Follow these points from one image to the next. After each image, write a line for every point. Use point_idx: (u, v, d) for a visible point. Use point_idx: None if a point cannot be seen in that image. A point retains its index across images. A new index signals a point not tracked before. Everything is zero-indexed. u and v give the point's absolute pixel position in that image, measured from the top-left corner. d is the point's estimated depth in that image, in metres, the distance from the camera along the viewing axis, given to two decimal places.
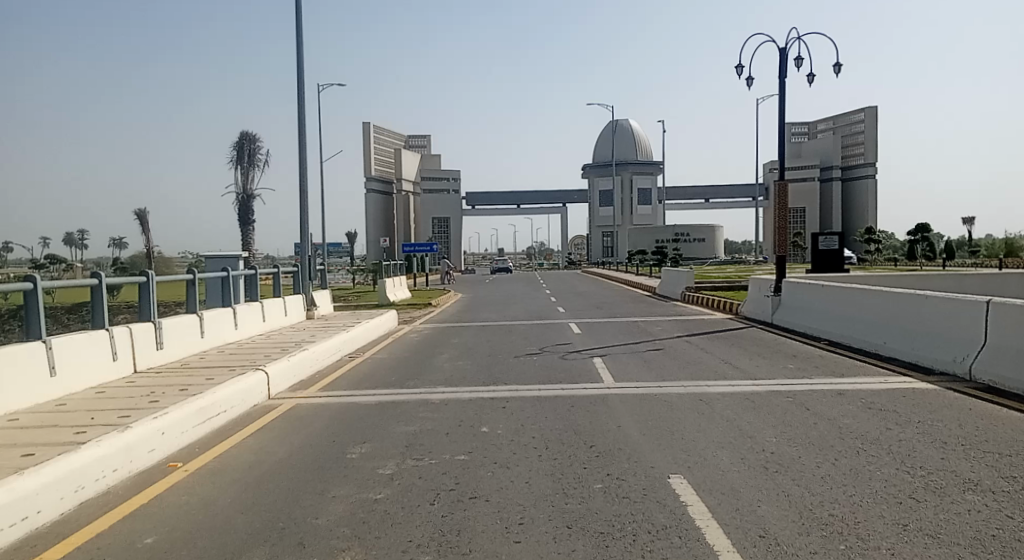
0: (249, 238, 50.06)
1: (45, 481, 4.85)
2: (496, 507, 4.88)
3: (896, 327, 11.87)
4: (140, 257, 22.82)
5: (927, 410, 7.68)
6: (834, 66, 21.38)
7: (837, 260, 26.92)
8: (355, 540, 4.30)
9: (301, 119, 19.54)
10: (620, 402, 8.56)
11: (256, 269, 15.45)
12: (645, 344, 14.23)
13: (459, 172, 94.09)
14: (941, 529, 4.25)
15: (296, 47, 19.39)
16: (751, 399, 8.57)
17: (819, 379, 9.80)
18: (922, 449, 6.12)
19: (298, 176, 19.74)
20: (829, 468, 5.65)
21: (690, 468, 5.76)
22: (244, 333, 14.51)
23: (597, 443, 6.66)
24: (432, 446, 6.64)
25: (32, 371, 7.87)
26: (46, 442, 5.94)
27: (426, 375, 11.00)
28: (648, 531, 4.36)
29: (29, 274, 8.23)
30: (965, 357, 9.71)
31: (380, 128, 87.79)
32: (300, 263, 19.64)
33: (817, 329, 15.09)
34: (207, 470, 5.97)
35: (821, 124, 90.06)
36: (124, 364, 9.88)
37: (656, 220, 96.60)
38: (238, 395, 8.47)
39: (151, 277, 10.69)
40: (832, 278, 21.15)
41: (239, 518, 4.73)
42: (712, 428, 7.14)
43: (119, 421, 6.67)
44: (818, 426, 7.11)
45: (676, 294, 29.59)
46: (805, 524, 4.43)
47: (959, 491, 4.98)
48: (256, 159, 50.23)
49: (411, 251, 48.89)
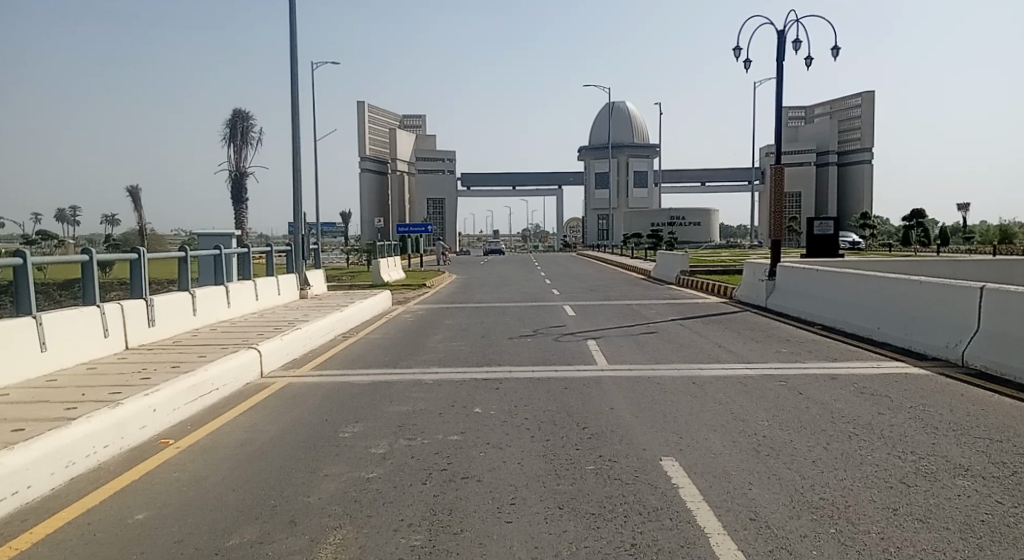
0: (242, 217, 49.81)
1: (34, 456, 4.82)
2: (488, 488, 4.88)
3: (890, 313, 11.90)
4: (132, 233, 22.66)
5: (919, 396, 7.72)
6: (832, 49, 21.22)
7: (832, 245, 26.94)
8: (347, 518, 4.29)
9: (295, 96, 19.35)
10: (613, 384, 8.57)
11: (249, 248, 15.37)
12: (640, 327, 14.24)
13: (454, 153, 93.61)
14: (931, 513, 4.27)
15: (290, 23, 19.15)
16: (744, 383, 8.59)
17: (812, 364, 9.83)
18: (913, 434, 6.15)
19: (292, 153, 19.57)
20: (821, 452, 5.67)
21: (682, 451, 5.77)
22: (238, 312, 14.46)
23: (590, 424, 6.67)
24: (425, 426, 6.64)
25: (22, 347, 7.82)
26: (35, 417, 5.90)
27: (420, 356, 10.98)
28: (639, 513, 4.37)
29: (17, 249, 8.15)
30: (958, 343, 9.76)
31: (375, 107, 87.14)
32: (293, 242, 19.55)
33: (810, 314, 15.12)
34: (199, 447, 5.95)
35: (818, 108, 89.73)
36: (116, 340, 9.83)
37: (651, 203, 96.46)
38: (230, 373, 8.44)
39: (142, 254, 10.62)
40: (827, 263, 21.17)
41: (231, 495, 4.71)
42: (704, 411, 7.16)
43: (110, 397, 6.64)
44: (810, 410, 7.14)
45: (671, 278, 29.62)
46: (796, 507, 4.44)
47: (949, 476, 5.01)
48: (249, 137, 49.82)
49: (406, 232, 48.72)
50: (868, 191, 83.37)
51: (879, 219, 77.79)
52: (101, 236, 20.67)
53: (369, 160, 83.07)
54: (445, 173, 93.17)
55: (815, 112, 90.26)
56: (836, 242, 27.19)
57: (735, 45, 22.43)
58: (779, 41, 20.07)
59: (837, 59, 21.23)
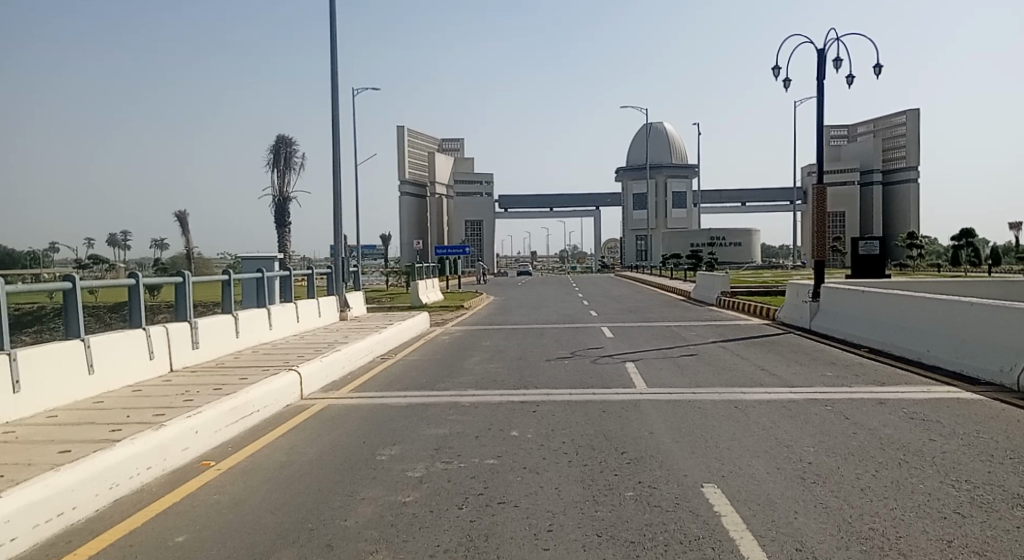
0: (284, 241, 50.78)
1: (80, 477, 4.94)
2: (525, 513, 4.82)
3: (940, 335, 11.49)
4: (179, 258, 23.27)
5: (973, 421, 7.41)
6: (876, 67, 20.87)
7: (878, 265, 26.22)
8: (383, 543, 4.27)
9: (335, 123, 19.77)
10: (653, 408, 8.39)
11: (291, 271, 15.64)
12: (679, 349, 14.00)
13: (491, 176, 94.37)
14: (989, 546, 4.06)
15: (331, 55, 19.64)
16: (788, 408, 8.34)
17: (859, 388, 9.50)
18: (967, 462, 5.88)
19: (333, 179, 19.96)
20: (870, 480, 5.46)
21: (724, 478, 5.61)
22: (278, 334, 14.67)
23: (628, 449, 6.56)
24: (461, 449, 6.63)
25: (71, 369, 8.07)
26: (82, 439, 6.04)
27: (457, 378, 10.98)
28: (680, 541, 4.25)
29: (67, 274, 8.41)
30: (1013, 367, 9.35)
31: (414, 132, 88.54)
32: (332, 264, 19.81)
33: (857, 336, 14.67)
34: (238, 470, 6.02)
35: (862, 126, 88.03)
36: (161, 363, 10.07)
37: (691, 224, 95.50)
38: (270, 396, 8.54)
39: (188, 278, 10.89)
40: (874, 283, 20.60)
41: (270, 518, 4.73)
42: (747, 436, 6.98)
43: (153, 419, 6.77)
44: (857, 436, 6.92)
45: (710, 299, 29.17)
46: (844, 538, 4.27)
47: (1007, 506, 4.76)
48: (292, 162, 50.91)
49: (444, 254, 48.95)
50: (916, 211, 81.08)
51: (927, 239, 75.63)
52: (151, 260, 21.27)
53: (409, 183, 84.17)
54: (484, 196, 93.96)
55: (858, 130, 88.54)
56: (882, 263, 26.46)
57: (774, 64, 22.24)
58: (819, 60, 19.81)
59: (880, 76, 20.87)
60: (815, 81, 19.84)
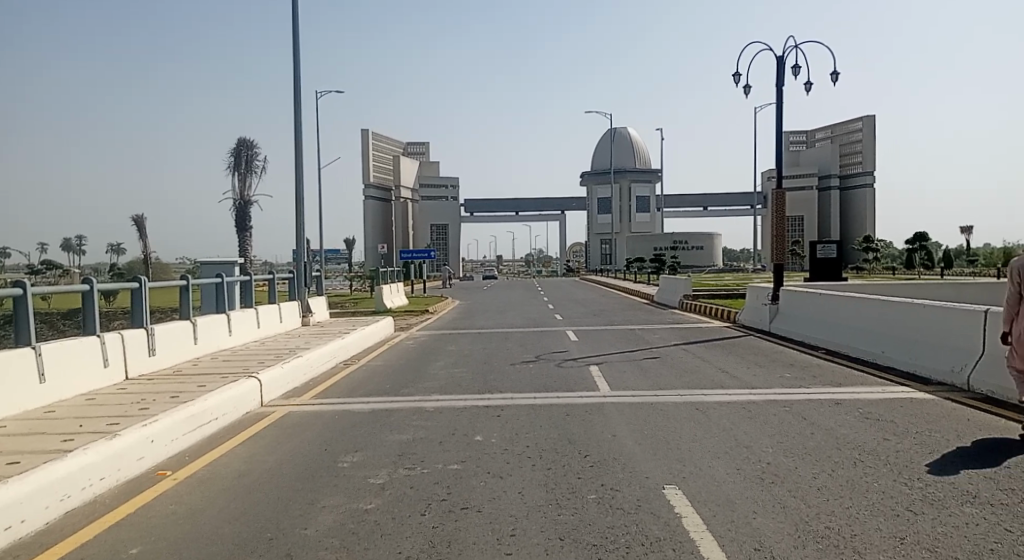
0: (246, 245, 49.92)
1: (28, 490, 4.77)
2: (489, 518, 4.81)
3: (895, 336, 11.79)
4: (135, 263, 22.69)
5: (925, 421, 7.63)
6: (833, 75, 21.40)
7: (835, 268, 26.84)
8: (344, 551, 4.23)
9: (298, 126, 19.52)
10: (617, 411, 8.47)
11: (251, 275, 15.37)
12: (642, 352, 14.12)
13: (456, 180, 94.19)
14: (939, 542, 4.19)
15: (293, 56, 19.43)
16: (748, 409, 8.48)
17: (816, 389, 9.71)
18: (919, 460, 6.06)
19: (294, 182, 19.69)
20: (826, 479, 5.59)
21: (685, 479, 5.68)
22: (238, 340, 14.42)
23: (591, 452, 6.61)
24: (425, 455, 6.58)
25: (21, 378, 7.81)
26: (32, 450, 5.85)
27: (421, 383, 10.90)
28: (642, 543, 4.29)
29: (18, 281, 8.13)
30: (964, 367, 9.66)
31: (379, 135, 87.94)
32: (294, 268, 19.54)
33: (815, 338, 15.00)
34: (196, 479, 5.90)
35: (821, 133, 90.22)
36: (116, 370, 9.81)
37: (655, 228, 96.57)
38: (228, 403, 8.37)
39: (144, 283, 10.62)
40: (832, 286, 21.06)
41: (227, 529, 4.63)
42: (708, 438, 7.08)
43: (107, 429, 6.59)
44: (815, 436, 7.06)
45: (673, 303, 29.50)
46: (802, 537, 4.36)
47: (955, 503, 4.92)
48: (254, 166, 50.14)
49: (409, 258, 48.64)
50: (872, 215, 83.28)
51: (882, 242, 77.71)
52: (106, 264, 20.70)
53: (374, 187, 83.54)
54: (450, 200, 93.71)
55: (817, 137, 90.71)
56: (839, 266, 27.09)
57: (734, 71, 22.69)
58: (778, 68, 20.24)
59: (837, 83, 21.41)
60: (774, 87, 20.28)
